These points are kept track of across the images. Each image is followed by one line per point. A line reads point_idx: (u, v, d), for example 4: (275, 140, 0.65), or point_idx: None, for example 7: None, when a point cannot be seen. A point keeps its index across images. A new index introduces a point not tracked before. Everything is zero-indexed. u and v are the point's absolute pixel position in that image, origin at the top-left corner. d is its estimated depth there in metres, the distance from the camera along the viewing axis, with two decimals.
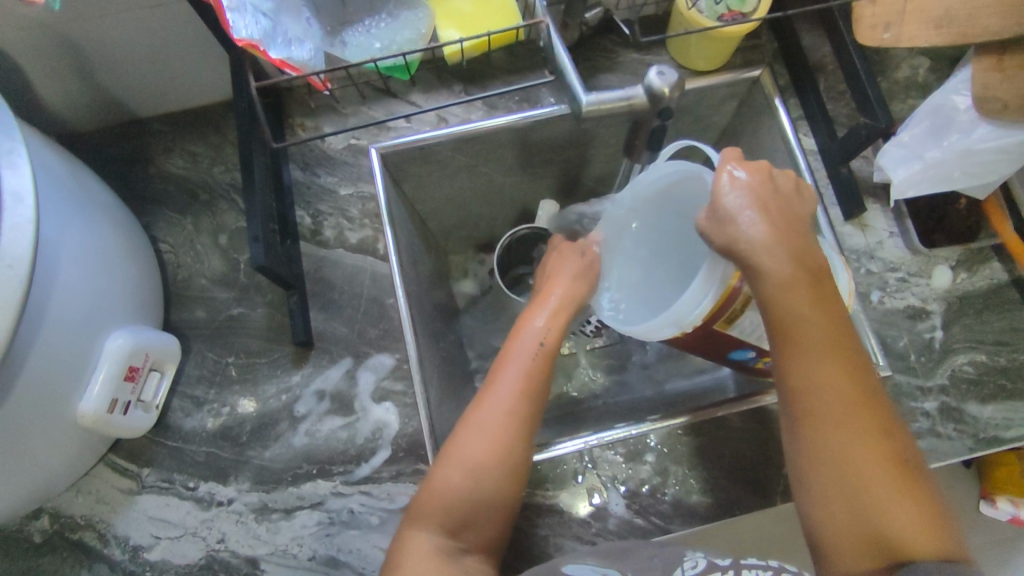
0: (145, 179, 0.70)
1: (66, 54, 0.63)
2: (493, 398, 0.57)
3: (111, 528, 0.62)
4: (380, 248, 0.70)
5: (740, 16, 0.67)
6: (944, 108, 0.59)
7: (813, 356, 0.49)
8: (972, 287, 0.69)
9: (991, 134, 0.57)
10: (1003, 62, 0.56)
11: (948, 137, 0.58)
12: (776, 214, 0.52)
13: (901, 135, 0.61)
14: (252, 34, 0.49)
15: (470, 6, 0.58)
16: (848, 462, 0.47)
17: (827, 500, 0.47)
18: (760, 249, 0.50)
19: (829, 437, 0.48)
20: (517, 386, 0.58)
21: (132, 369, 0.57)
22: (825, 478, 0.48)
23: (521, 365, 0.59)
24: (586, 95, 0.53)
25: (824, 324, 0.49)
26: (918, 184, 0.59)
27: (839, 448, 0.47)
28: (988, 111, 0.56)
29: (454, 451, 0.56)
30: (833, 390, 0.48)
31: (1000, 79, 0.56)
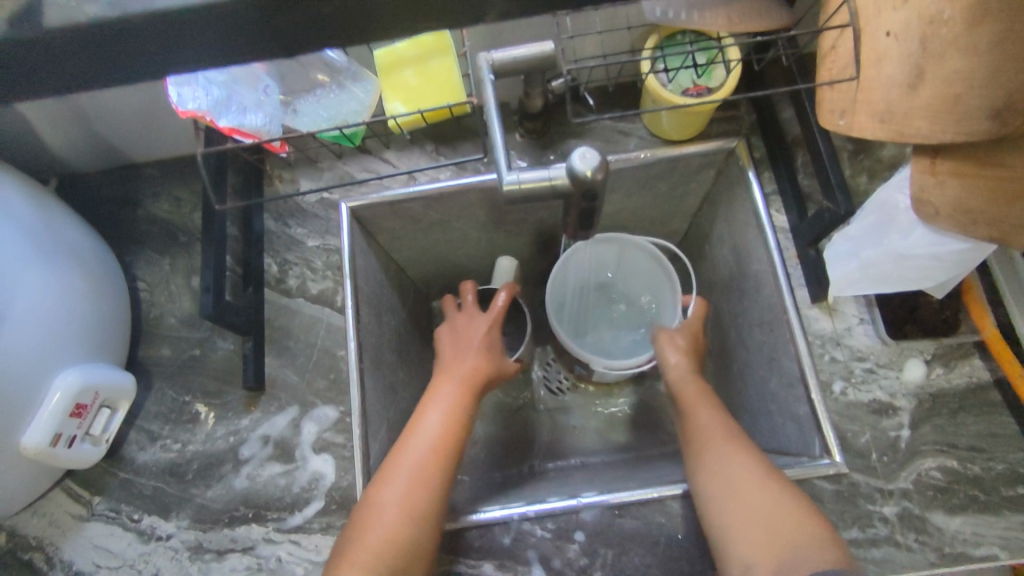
0: (133, 220, 0.76)
1: (63, 109, 0.69)
2: (405, 461, 0.57)
3: (58, 552, 0.65)
4: (339, 300, 0.72)
5: (706, 90, 0.65)
6: (887, 206, 0.56)
7: (708, 409, 0.62)
8: (948, 384, 0.64)
9: (931, 239, 0.53)
10: (936, 165, 0.52)
11: (888, 237, 0.55)
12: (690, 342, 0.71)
13: (848, 230, 0.59)
14: (201, 105, 0.53)
15: (418, 79, 0.59)
16: (747, 485, 0.55)
17: (728, 515, 0.53)
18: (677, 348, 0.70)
19: (728, 457, 0.57)
20: (437, 424, 0.60)
21: (80, 406, 0.60)
22: (730, 499, 0.54)
23: (431, 408, 0.62)
24: (509, 172, 0.53)
25: (705, 394, 0.64)
26: (856, 283, 0.57)
27: (735, 478, 0.55)
28: (924, 214, 0.53)
29: (386, 503, 0.55)
30: (720, 426, 0.60)
31: (935, 183, 0.52)
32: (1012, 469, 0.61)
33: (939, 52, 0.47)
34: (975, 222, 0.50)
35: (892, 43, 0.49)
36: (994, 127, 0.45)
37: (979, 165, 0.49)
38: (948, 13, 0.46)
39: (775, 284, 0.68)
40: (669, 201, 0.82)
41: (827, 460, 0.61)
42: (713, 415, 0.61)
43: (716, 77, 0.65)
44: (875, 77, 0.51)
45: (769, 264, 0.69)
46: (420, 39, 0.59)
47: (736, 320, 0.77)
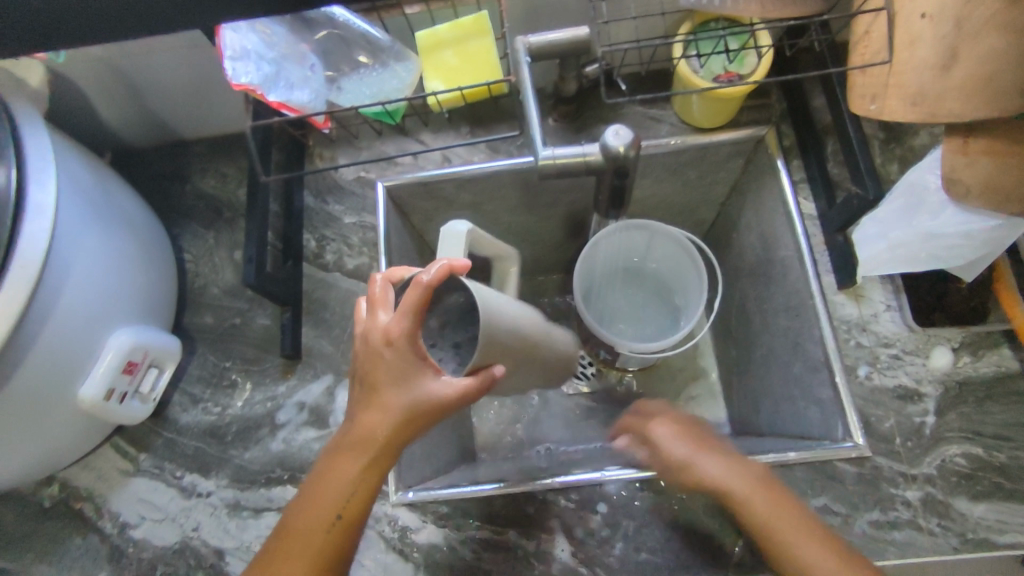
0: (181, 194, 0.80)
1: (121, 86, 0.72)
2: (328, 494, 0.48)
3: (107, 503, 0.69)
4: (373, 275, 0.75)
5: (737, 77, 0.66)
6: (917, 188, 0.56)
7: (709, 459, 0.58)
8: (976, 373, 0.64)
9: (959, 220, 0.54)
10: (968, 144, 0.52)
11: (917, 219, 0.56)
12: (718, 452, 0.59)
13: (878, 210, 0.60)
14: (252, 79, 0.56)
15: (457, 59, 0.61)
16: (791, 512, 0.53)
17: (783, 528, 0.52)
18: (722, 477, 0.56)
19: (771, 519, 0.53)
20: (348, 479, 0.48)
21: (131, 363, 0.64)
22: (775, 518, 0.53)
23: (350, 455, 0.48)
24: (543, 147, 0.55)
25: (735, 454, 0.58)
26: (885, 263, 0.59)
27: (777, 510, 0.53)
28: (955, 194, 0.53)
29: (305, 530, 0.48)
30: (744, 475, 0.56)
31: (965, 162, 0.52)
32: None
33: (974, 33, 0.47)
34: (1007, 200, 0.50)
35: (927, 25, 0.50)
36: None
37: (1009, 143, 0.49)
38: None
39: (802, 269, 0.69)
40: (698, 189, 0.83)
41: (850, 443, 0.62)
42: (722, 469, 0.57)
43: (747, 64, 0.66)
44: (908, 61, 0.51)
45: (796, 250, 0.70)
46: (458, 23, 0.61)
47: (761, 306, 0.78)
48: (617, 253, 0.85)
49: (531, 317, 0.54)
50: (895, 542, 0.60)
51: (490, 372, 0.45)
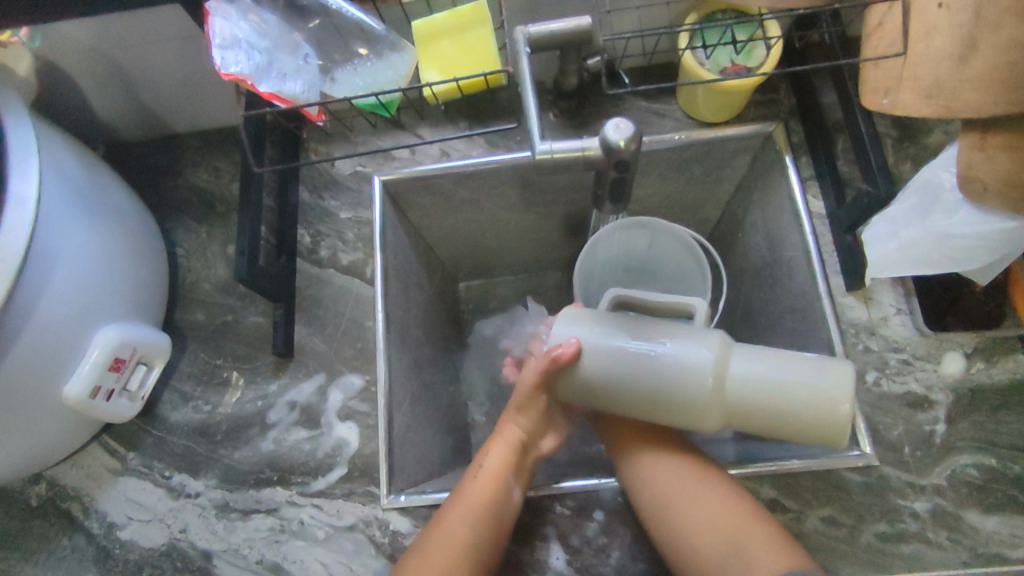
0: (174, 188, 0.78)
1: (111, 76, 0.71)
2: (475, 478, 0.59)
3: (94, 503, 0.67)
4: (368, 272, 0.73)
5: (745, 70, 0.63)
6: (931, 184, 0.54)
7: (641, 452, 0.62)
8: (989, 380, 0.61)
9: (975, 218, 0.52)
10: (985, 139, 0.49)
11: (930, 217, 0.54)
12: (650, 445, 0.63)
13: (890, 208, 0.57)
14: (242, 69, 0.53)
15: (453, 49, 0.59)
16: (705, 510, 0.56)
17: (690, 535, 0.55)
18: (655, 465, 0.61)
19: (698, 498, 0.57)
20: (498, 466, 0.59)
21: (118, 360, 0.62)
22: (691, 525, 0.56)
23: (501, 447, 0.61)
24: (541, 141, 0.52)
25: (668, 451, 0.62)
26: (897, 264, 0.56)
27: (689, 508, 0.56)
28: (971, 192, 0.51)
29: (460, 503, 0.57)
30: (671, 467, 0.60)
31: (983, 158, 0.50)
32: None
33: (993, 21, 0.44)
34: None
35: (944, 15, 0.47)
36: None
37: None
38: None
39: (810, 270, 0.66)
40: (703, 186, 0.81)
41: (857, 451, 0.60)
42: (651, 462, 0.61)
43: (756, 56, 0.64)
44: (923, 53, 0.49)
45: (804, 250, 0.67)
46: (458, 12, 0.59)
47: (767, 308, 0.76)
48: (618, 253, 0.82)
49: (742, 377, 0.50)
50: (902, 554, 0.58)
51: (564, 344, 0.54)
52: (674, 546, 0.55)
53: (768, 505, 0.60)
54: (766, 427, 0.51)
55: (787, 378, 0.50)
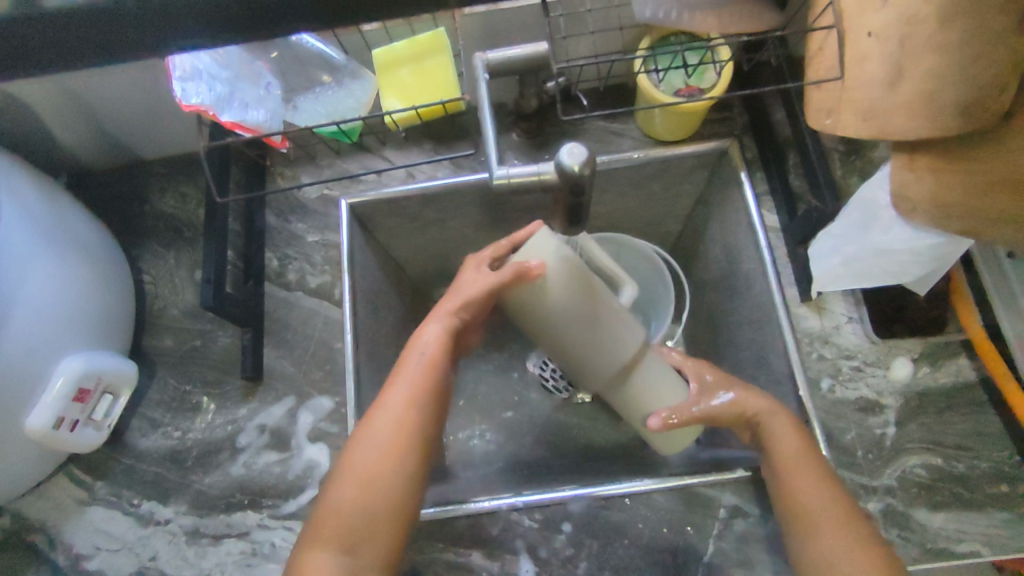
0: (140, 214, 0.78)
1: (73, 106, 0.71)
2: (381, 411, 0.55)
3: (60, 534, 0.66)
4: (336, 294, 0.74)
5: (698, 91, 0.66)
6: (870, 203, 0.57)
7: (805, 471, 0.55)
8: (934, 383, 0.64)
9: (908, 235, 0.55)
10: (913, 161, 0.52)
11: (869, 233, 0.57)
12: (795, 452, 0.56)
13: (832, 226, 0.59)
14: (203, 100, 0.55)
15: (412, 77, 0.61)
16: (827, 529, 0.52)
17: (818, 556, 0.52)
18: (790, 463, 0.56)
19: (830, 534, 0.52)
20: (406, 394, 0.56)
21: (82, 391, 0.62)
22: (820, 544, 0.52)
23: (412, 368, 0.58)
24: (498, 167, 0.55)
25: (822, 486, 0.54)
26: (839, 278, 0.59)
27: (831, 542, 0.52)
28: (903, 210, 0.54)
29: (376, 429, 0.54)
30: (814, 490, 0.54)
31: (913, 179, 0.52)
32: (996, 467, 0.61)
33: (918, 50, 0.47)
34: (951, 218, 0.51)
35: (874, 43, 0.50)
36: (965, 122, 0.46)
37: (954, 161, 0.50)
38: (926, 13, 0.46)
39: (765, 282, 0.69)
40: (665, 202, 0.83)
41: None
42: (804, 481, 0.54)
43: (708, 79, 0.67)
44: (859, 77, 0.51)
45: (759, 262, 0.70)
46: (417, 41, 0.61)
47: (727, 319, 0.78)
48: None
49: (645, 373, 0.64)
50: None
51: (533, 266, 0.57)
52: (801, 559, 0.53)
53: (729, 511, 0.62)
54: (619, 399, 0.66)
55: (656, 384, 0.64)
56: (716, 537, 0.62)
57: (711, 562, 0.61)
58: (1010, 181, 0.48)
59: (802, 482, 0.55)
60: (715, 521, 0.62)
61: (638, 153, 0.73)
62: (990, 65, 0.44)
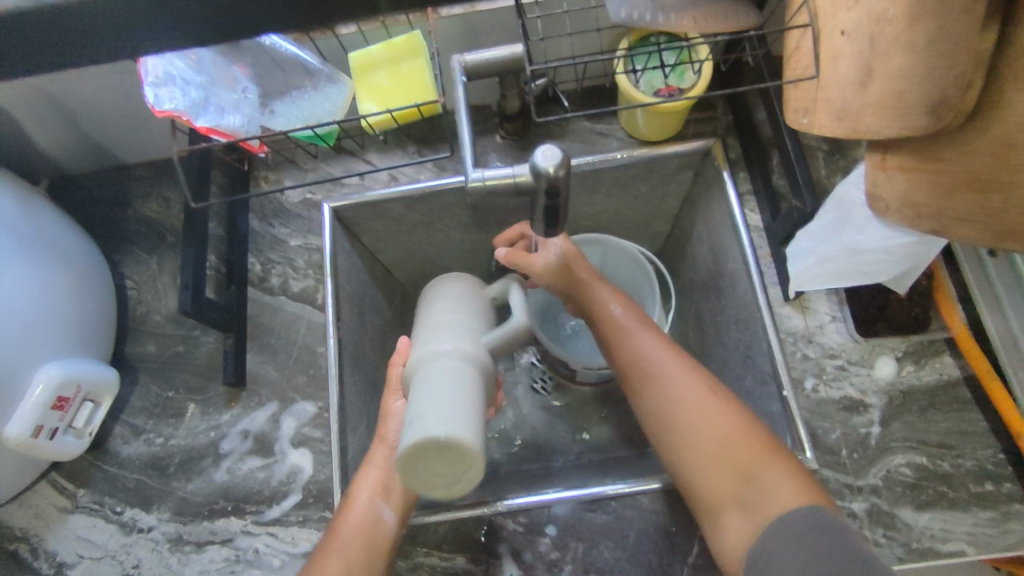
0: (122, 220, 0.78)
1: (53, 113, 0.71)
2: (351, 512, 0.58)
3: (42, 543, 0.66)
4: (319, 298, 0.74)
5: (678, 91, 0.66)
6: (844, 202, 0.57)
7: (693, 390, 0.56)
8: (919, 381, 0.64)
9: (882, 234, 0.55)
10: (885, 160, 0.53)
11: (844, 233, 0.57)
12: (676, 360, 0.57)
13: (809, 226, 0.60)
14: (177, 106, 0.55)
15: (389, 80, 0.61)
16: (705, 425, 0.54)
17: (706, 472, 0.53)
18: (679, 384, 0.56)
19: (726, 453, 0.53)
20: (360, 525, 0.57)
21: (62, 399, 0.62)
22: (704, 451, 0.53)
23: (355, 516, 0.57)
24: (474, 169, 0.55)
25: (714, 406, 0.55)
26: (816, 278, 0.59)
27: (735, 449, 0.53)
28: (877, 209, 0.54)
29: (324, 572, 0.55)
30: (703, 412, 0.54)
31: (885, 178, 0.53)
32: (981, 466, 0.61)
33: (885, 51, 0.46)
34: (920, 217, 0.50)
35: (846, 42, 0.50)
36: (930, 123, 0.45)
37: (920, 160, 0.49)
38: (891, 13, 0.45)
39: (748, 281, 0.68)
40: (651, 202, 0.83)
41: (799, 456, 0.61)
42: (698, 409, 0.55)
43: (688, 79, 0.66)
44: (832, 76, 0.51)
45: (742, 262, 0.70)
46: (392, 44, 0.61)
47: (714, 319, 0.78)
48: None
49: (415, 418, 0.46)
50: None
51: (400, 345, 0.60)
52: (693, 484, 0.54)
53: None
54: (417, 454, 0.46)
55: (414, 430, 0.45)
56: (702, 539, 0.61)
57: (695, 564, 0.61)
58: (977, 182, 0.46)
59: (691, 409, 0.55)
60: (701, 522, 0.62)
61: (620, 154, 0.72)
62: (954, 64, 0.42)
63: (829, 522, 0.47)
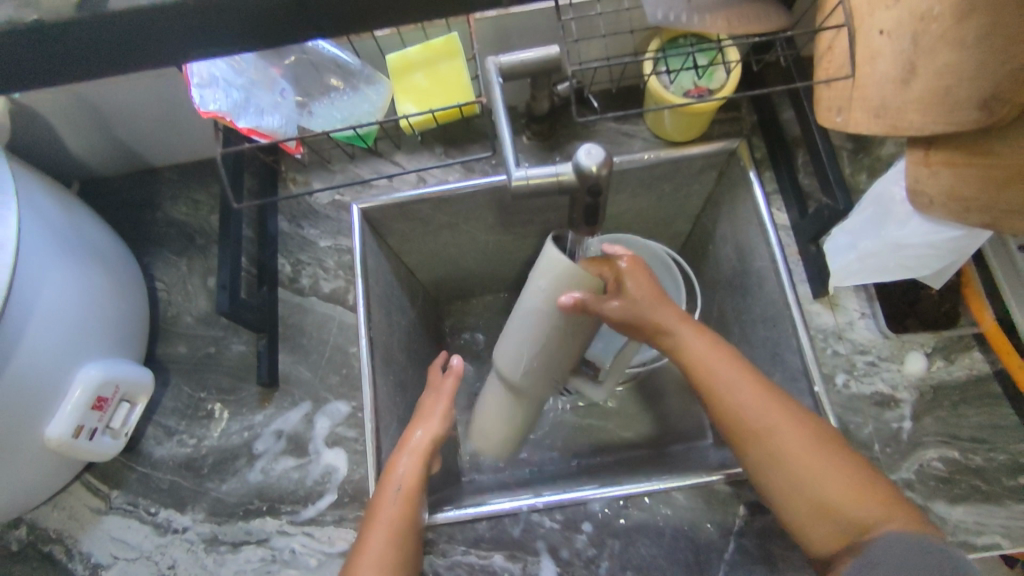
0: (151, 222, 0.78)
1: (86, 116, 0.71)
2: (376, 527, 0.56)
3: (77, 544, 0.66)
4: (350, 298, 0.74)
5: (707, 92, 0.67)
6: (884, 198, 0.58)
7: (778, 418, 0.55)
8: (949, 376, 0.65)
9: (925, 230, 0.55)
10: (929, 156, 0.53)
11: (885, 229, 0.58)
12: (763, 389, 0.56)
13: (848, 221, 0.61)
14: (221, 106, 0.55)
15: (427, 81, 0.62)
16: (793, 450, 0.53)
17: (791, 504, 0.53)
18: (756, 411, 0.55)
19: (816, 477, 0.52)
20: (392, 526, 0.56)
21: (102, 399, 0.62)
22: (795, 479, 0.53)
23: (387, 514, 0.57)
24: (517, 168, 0.55)
25: (800, 433, 0.54)
26: (856, 273, 0.60)
27: (819, 478, 0.52)
28: (919, 204, 0.55)
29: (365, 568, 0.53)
30: (791, 437, 0.54)
31: (928, 174, 0.53)
32: (1013, 459, 0.62)
33: (930, 48, 0.48)
34: (968, 211, 0.51)
35: (886, 41, 0.51)
36: (981, 117, 0.46)
37: (967, 155, 0.50)
38: (937, 10, 0.47)
39: (777, 279, 0.69)
40: (675, 202, 0.84)
41: None
42: (789, 429, 0.54)
43: (716, 79, 0.67)
44: (870, 75, 0.52)
45: (770, 260, 0.70)
46: (430, 45, 0.62)
47: (740, 317, 0.79)
48: None
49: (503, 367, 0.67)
50: None
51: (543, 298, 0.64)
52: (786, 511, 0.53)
53: (749, 508, 0.62)
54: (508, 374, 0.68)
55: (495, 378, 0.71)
56: (738, 534, 0.62)
57: (732, 559, 0.61)
58: None
59: (786, 435, 0.54)
60: (736, 518, 0.62)
61: (647, 155, 0.73)
62: (1011, 58, 0.43)
63: (922, 541, 0.48)
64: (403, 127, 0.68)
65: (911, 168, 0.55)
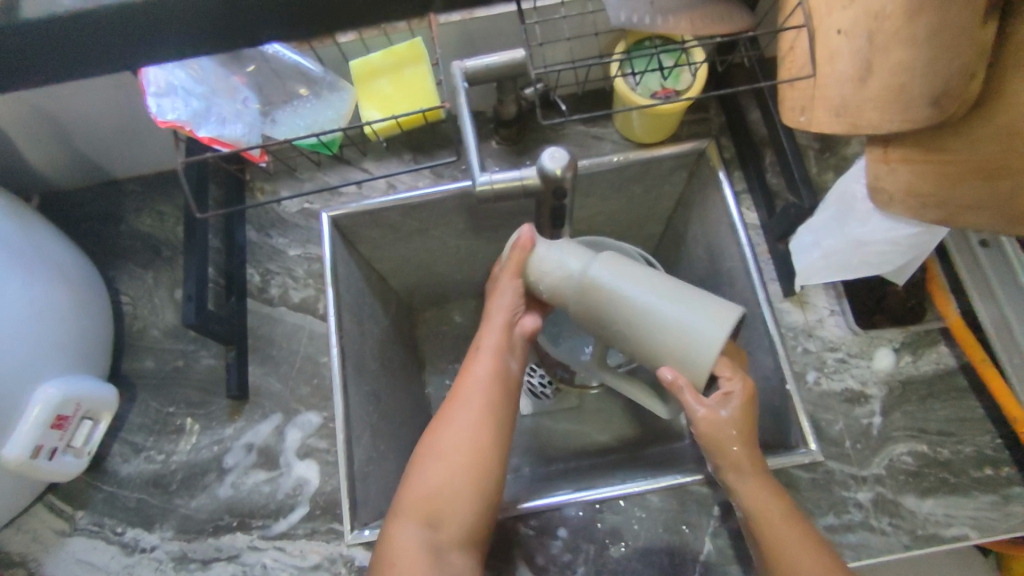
0: (115, 234, 0.77)
1: (45, 128, 0.69)
2: (456, 421, 0.58)
3: (41, 567, 0.64)
4: (320, 308, 0.73)
5: (674, 93, 0.67)
6: (846, 196, 0.59)
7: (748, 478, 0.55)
8: (916, 371, 0.66)
9: (886, 226, 0.56)
10: (887, 153, 0.54)
11: (847, 226, 0.59)
12: (749, 443, 0.55)
13: (812, 219, 0.62)
14: (179, 115, 0.55)
15: (391, 87, 0.61)
16: (791, 556, 0.51)
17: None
18: (740, 470, 0.55)
19: (790, 548, 0.52)
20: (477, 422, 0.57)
21: (61, 417, 0.60)
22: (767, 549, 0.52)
23: (479, 395, 0.59)
24: (481, 173, 0.55)
25: (773, 504, 0.54)
26: (822, 271, 0.61)
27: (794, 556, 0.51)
28: (879, 201, 0.56)
29: (442, 465, 0.56)
30: (761, 500, 0.54)
31: (887, 170, 0.54)
32: (980, 451, 0.63)
33: (884, 47, 0.48)
34: (925, 207, 0.52)
35: (844, 40, 0.51)
36: (933, 114, 0.47)
37: (923, 153, 0.51)
38: (890, 8, 0.46)
39: (748, 278, 0.70)
40: (647, 204, 0.84)
41: (803, 449, 0.63)
42: (755, 490, 0.54)
43: (683, 81, 0.67)
44: (831, 74, 0.53)
45: (741, 259, 0.71)
46: (393, 51, 0.62)
47: None
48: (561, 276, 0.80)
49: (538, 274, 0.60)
50: (851, 543, 0.60)
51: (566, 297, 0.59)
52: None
53: (723, 508, 0.63)
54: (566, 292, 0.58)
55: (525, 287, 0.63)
56: (712, 534, 0.62)
57: (707, 559, 0.61)
58: (983, 168, 0.48)
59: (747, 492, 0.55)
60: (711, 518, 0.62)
61: (615, 157, 0.74)
62: (957, 56, 0.44)
63: None
64: (368, 134, 0.68)
65: (870, 165, 0.56)
